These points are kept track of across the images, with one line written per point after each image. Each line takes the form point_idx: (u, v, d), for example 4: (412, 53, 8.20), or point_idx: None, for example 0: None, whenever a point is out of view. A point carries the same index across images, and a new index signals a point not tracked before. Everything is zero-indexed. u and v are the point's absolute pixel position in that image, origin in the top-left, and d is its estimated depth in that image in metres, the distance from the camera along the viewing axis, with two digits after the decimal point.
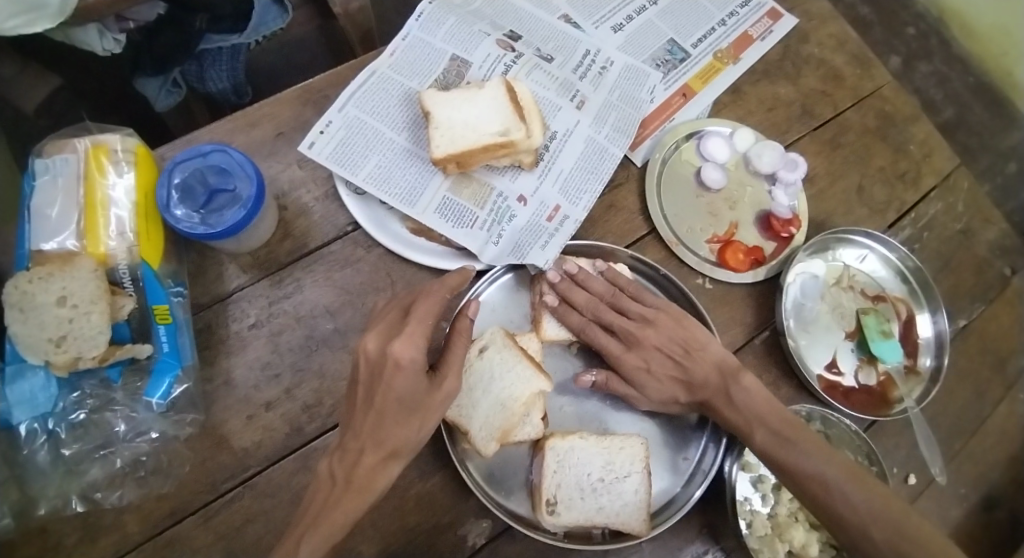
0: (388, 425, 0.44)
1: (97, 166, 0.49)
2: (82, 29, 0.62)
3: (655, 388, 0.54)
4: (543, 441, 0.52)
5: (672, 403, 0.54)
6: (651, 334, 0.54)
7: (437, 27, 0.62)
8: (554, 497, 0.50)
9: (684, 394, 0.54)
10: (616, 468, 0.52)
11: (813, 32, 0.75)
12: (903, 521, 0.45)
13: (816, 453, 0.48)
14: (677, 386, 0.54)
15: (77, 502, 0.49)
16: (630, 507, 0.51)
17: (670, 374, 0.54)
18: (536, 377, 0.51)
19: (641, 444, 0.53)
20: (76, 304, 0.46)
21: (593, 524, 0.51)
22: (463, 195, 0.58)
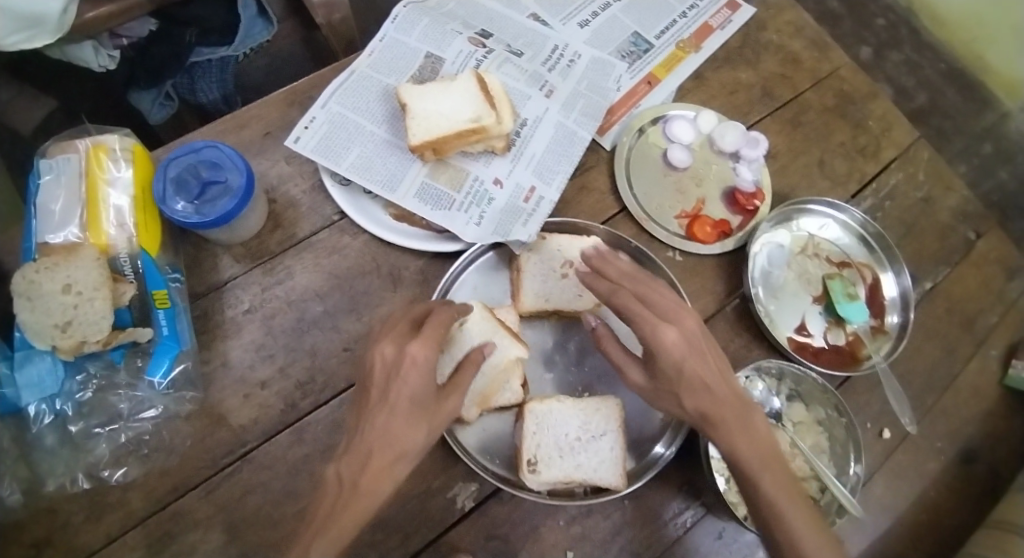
0: (398, 425, 0.44)
1: (97, 163, 0.53)
2: (78, 46, 0.69)
3: (661, 375, 0.48)
4: (523, 405, 0.56)
5: (665, 399, 0.50)
6: (689, 325, 0.48)
7: (411, 29, 0.67)
8: (535, 456, 0.54)
9: (683, 403, 0.48)
10: (591, 428, 0.56)
11: (771, 20, 0.80)
12: None
13: (807, 523, 0.45)
14: (685, 393, 0.47)
15: (83, 479, 0.52)
16: (606, 464, 0.55)
17: (691, 371, 0.47)
18: (513, 346, 0.55)
19: (614, 405, 0.56)
20: (81, 291, 0.49)
21: (572, 481, 0.54)
22: (440, 180, 0.62)
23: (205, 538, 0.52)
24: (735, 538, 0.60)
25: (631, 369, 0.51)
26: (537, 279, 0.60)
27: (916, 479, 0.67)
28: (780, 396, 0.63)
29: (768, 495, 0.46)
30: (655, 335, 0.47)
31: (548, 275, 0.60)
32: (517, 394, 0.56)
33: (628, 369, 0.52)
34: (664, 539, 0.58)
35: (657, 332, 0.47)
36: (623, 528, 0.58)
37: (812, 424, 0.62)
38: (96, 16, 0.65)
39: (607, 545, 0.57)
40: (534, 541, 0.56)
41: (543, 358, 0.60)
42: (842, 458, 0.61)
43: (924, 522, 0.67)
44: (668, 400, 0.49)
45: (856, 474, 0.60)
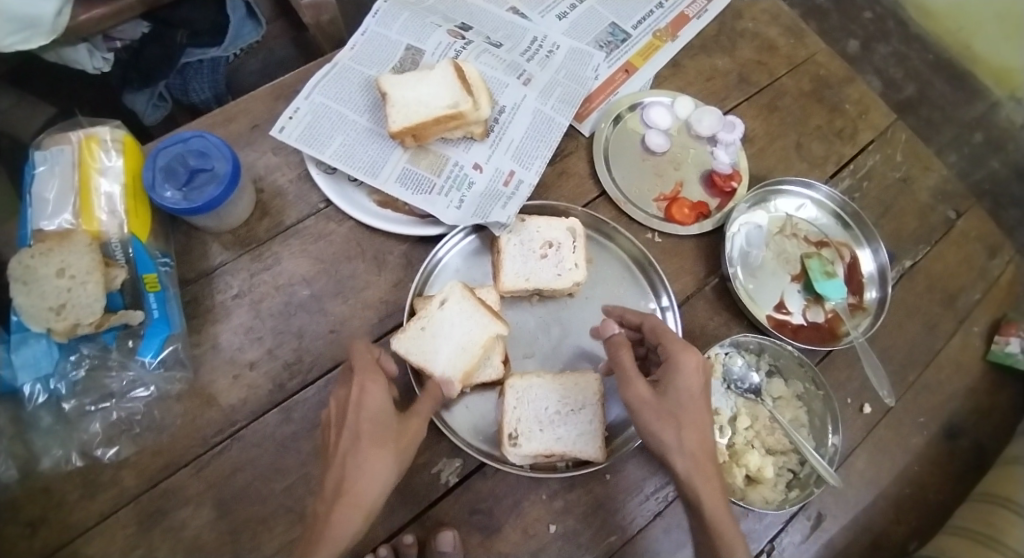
0: (364, 446, 0.48)
1: (89, 152, 0.55)
2: (73, 49, 0.73)
3: (674, 397, 0.50)
4: (505, 381, 0.57)
5: (662, 425, 0.49)
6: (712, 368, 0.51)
7: (393, 22, 0.69)
8: (517, 431, 0.56)
9: (683, 433, 0.49)
10: (569, 404, 0.57)
11: (747, 9, 0.82)
12: None
13: None
14: (687, 424, 0.49)
15: (77, 457, 0.54)
16: (585, 437, 0.56)
17: (698, 403, 0.50)
18: (493, 322, 0.56)
19: (593, 381, 0.58)
20: (74, 275, 0.51)
21: (553, 453, 0.55)
22: (421, 165, 0.64)
23: (195, 514, 0.53)
24: None
25: (638, 383, 0.51)
26: (517, 259, 0.61)
27: (901, 453, 0.67)
28: (759, 372, 0.64)
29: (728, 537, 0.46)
30: (682, 361, 0.50)
31: (527, 256, 0.61)
32: (499, 367, 0.58)
33: (633, 382, 0.51)
34: (646, 514, 0.59)
35: (686, 357, 0.50)
36: (605, 502, 0.59)
37: (792, 398, 0.63)
38: (89, 19, 0.68)
39: (589, 518, 0.58)
40: (516, 515, 0.57)
41: (524, 335, 0.61)
42: (821, 430, 0.63)
43: (908, 496, 0.66)
44: (666, 426, 0.49)
45: (835, 445, 0.61)
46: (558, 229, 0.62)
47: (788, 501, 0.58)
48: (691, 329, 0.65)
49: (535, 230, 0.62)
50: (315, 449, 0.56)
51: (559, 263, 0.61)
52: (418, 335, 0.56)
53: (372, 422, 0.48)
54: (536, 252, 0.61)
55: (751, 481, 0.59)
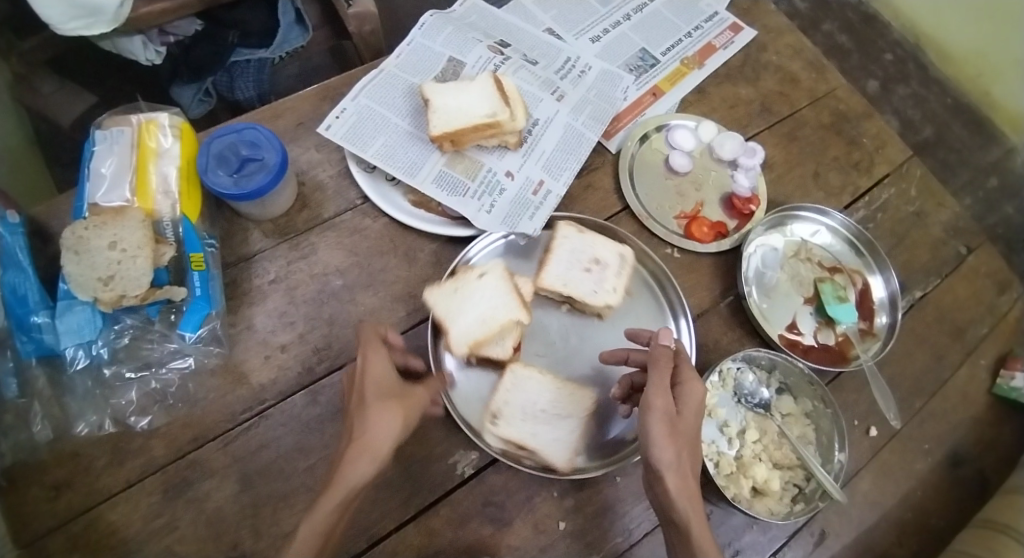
0: (369, 405, 0.50)
1: (147, 134, 0.59)
2: (128, 39, 0.77)
3: (679, 421, 0.50)
4: (509, 363, 0.60)
5: (668, 441, 0.48)
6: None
7: (437, 35, 0.73)
8: (501, 409, 0.58)
9: (681, 453, 0.48)
10: (560, 411, 0.59)
11: (771, 43, 0.85)
12: None
13: None
14: (684, 446, 0.49)
15: (109, 424, 0.56)
16: (560, 448, 0.58)
17: (694, 428, 0.51)
18: (518, 304, 0.60)
19: (590, 399, 0.60)
20: (125, 248, 0.54)
21: (524, 448, 0.58)
22: (456, 169, 0.67)
23: (219, 487, 0.55)
24: (722, 521, 0.61)
25: (661, 393, 0.50)
26: (565, 259, 0.64)
27: (905, 478, 0.68)
28: (769, 387, 0.66)
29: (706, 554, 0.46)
30: (691, 390, 0.51)
31: (574, 262, 0.64)
32: (511, 349, 0.60)
33: (656, 392, 0.50)
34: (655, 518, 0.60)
35: (695, 386, 0.52)
36: (614, 504, 0.60)
37: (800, 416, 0.65)
38: (150, 11, 0.72)
39: (598, 519, 0.59)
40: (528, 510, 0.58)
41: (551, 335, 0.64)
42: (827, 447, 0.64)
43: (910, 520, 0.67)
44: (669, 443, 0.48)
45: (841, 462, 0.63)
46: (613, 252, 0.65)
47: (793, 514, 0.60)
48: (705, 343, 0.67)
49: (591, 243, 0.65)
50: (337, 432, 0.58)
51: (601, 281, 0.64)
52: (446, 293, 0.61)
53: (377, 384, 0.51)
54: (585, 262, 0.64)
55: (758, 492, 0.61)
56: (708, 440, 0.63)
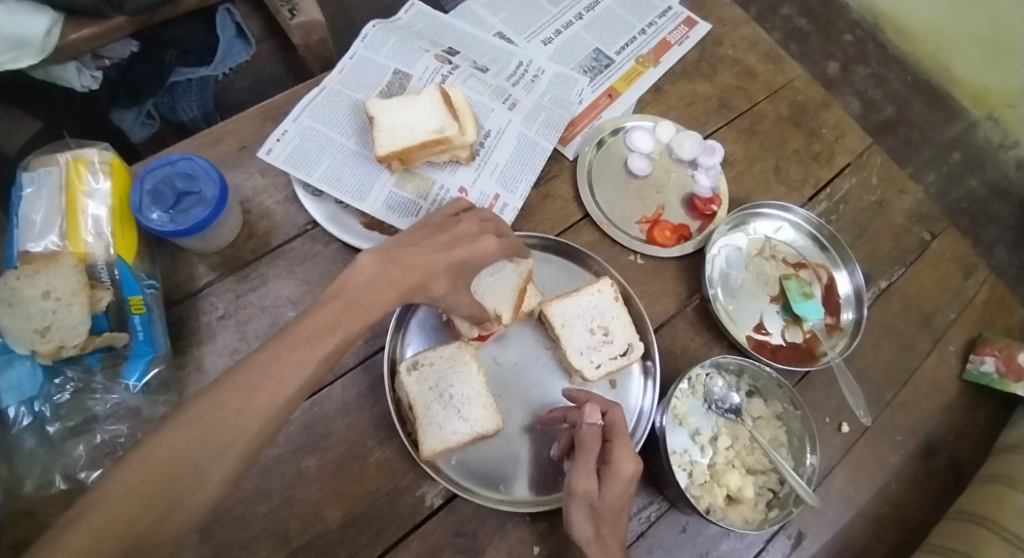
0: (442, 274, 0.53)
1: (76, 175, 0.55)
2: (61, 67, 0.72)
3: (600, 503, 0.50)
4: (466, 339, 0.61)
5: (586, 522, 0.50)
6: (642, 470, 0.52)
7: (380, 47, 0.71)
8: (424, 365, 0.59)
9: (602, 534, 0.50)
10: (466, 410, 0.58)
11: (727, 36, 0.84)
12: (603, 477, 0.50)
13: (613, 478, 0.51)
14: (609, 526, 0.50)
15: (59, 481, 0.52)
16: (435, 436, 0.57)
17: (624, 505, 0.51)
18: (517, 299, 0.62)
19: (495, 422, 0.58)
20: (59, 297, 0.51)
21: (411, 409, 0.58)
22: (407, 188, 0.66)
23: None
24: (698, 530, 0.61)
25: (586, 476, 0.50)
26: (583, 306, 0.63)
27: (879, 472, 0.68)
28: (739, 392, 0.65)
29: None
30: (619, 468, 0.50)
31: (587, 316, 0.63)
32: (475, 331, 0.61)
33: (582, 473, 0.50)
34: (629, 533, 0.59)
35: (630, 466, 0.50)
36: None
37: (771, 418, 0.65)
38: (79, 38, 0.68)
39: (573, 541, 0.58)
40: (501, 538, 0.57)
41: (518, 355, 0.63)
42: (799, 449, 0.63)
43: (886, 514, 0.67)
44: (588, 524, 0.50)
45: (813, 465, 0.62)
46: (627, 340, 0.63)
47: (768, 521, 0.59)
48: (673, 350, 0.67)
49: (613, 317, 0.63)
50: (299, 471, 0.56)
51: (596, 351, 0.62)
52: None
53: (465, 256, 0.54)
54: (597, 324, 0.63)
55: (732, 500, 0.60)
56: (679, 450, 0.62)
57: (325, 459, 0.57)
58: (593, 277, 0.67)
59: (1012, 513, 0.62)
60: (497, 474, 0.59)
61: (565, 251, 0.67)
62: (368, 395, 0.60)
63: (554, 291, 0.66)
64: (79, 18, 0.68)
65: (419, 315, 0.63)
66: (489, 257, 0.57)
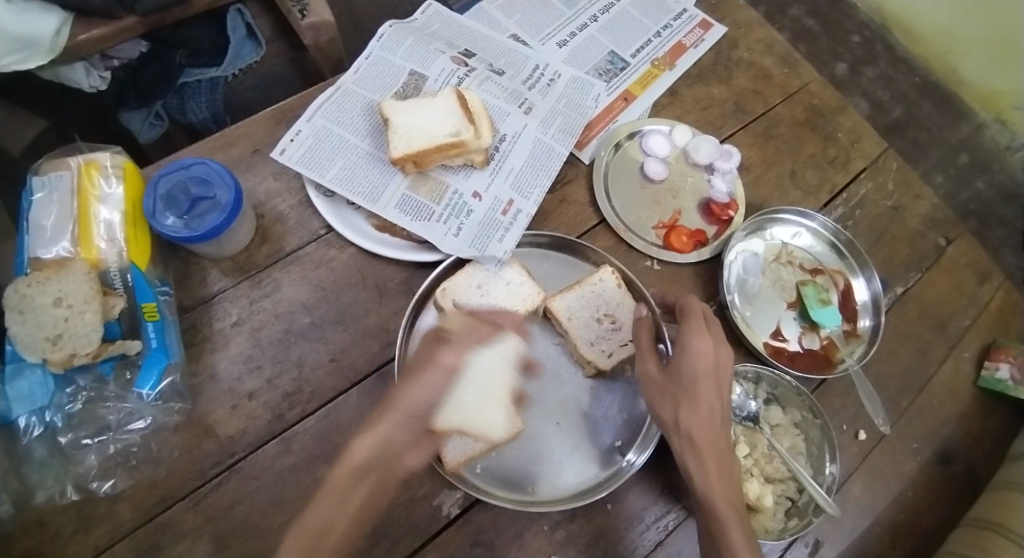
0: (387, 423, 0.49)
1: (89, 180, 0.55)
2: (70, 67, 0.71)
3: (676, 376, 0.53)
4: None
5: (662, 400, 0.53)
6: (724, 357, 0.53)
7: (396, 47, 0.70)
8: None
9: (681, 412, 0.52)
10: None
11: (741, 38, 0.83)
12: (686, 376, 0.52)
13: (698, 369, 0.52)
14: (688, 403, 0.52)
15: (72, 491, 0.52)
16: (456, 446, 0.56)
17: (703, 385, 0.52)
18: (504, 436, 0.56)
19: (515, 426, 0.57)
20: (71, 304, 0.50)
21: None
22: (420, 192, 0.65)
23: (192, 548, 0.52)
24: None
25: (648, 360, 0.55)
26: (588, 300, 0.63)
27: (896, 479, 0.67)
28: (757, 399, 0.65)
29: (729, 530, 0.48)
30: (694, 344, 0.53)
31: (591, 307, 0.62)
32: None
33: (645, 357, 0.55)
34: (646, 542, 0.59)
35: (699, 342, 0.52)
36: (606, 531, 0.58)
37: (789, 426, 0.64)
38: (88, 39, 0.67)
39: (591, 549, 0.58)
40: (518, 547, 0.57)
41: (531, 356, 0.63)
42: (818, 458, 0.63)
43: (903, 522, 0.66)
44: (665, 402, 0.53)
45: (832, 474, 0.62)
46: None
47: (787, 531, 0.59)
48: None
49: (618, 304, 0.63)
50: (313, 481, 0.55)
51: (605, 340, 0.61)
52: (466, 283, 0.62)
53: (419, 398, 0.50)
54: (601, 312, 0.62)
55: (751, 509, 0.59)
56: None
57: None
58: (591, 267, 0.66)
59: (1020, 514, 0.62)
60: (518, 478, 0.58)
61: (565, 246, 0.66)
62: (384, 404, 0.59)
63: (556, 285, 0.66)
64: (89, 19, 0.67)
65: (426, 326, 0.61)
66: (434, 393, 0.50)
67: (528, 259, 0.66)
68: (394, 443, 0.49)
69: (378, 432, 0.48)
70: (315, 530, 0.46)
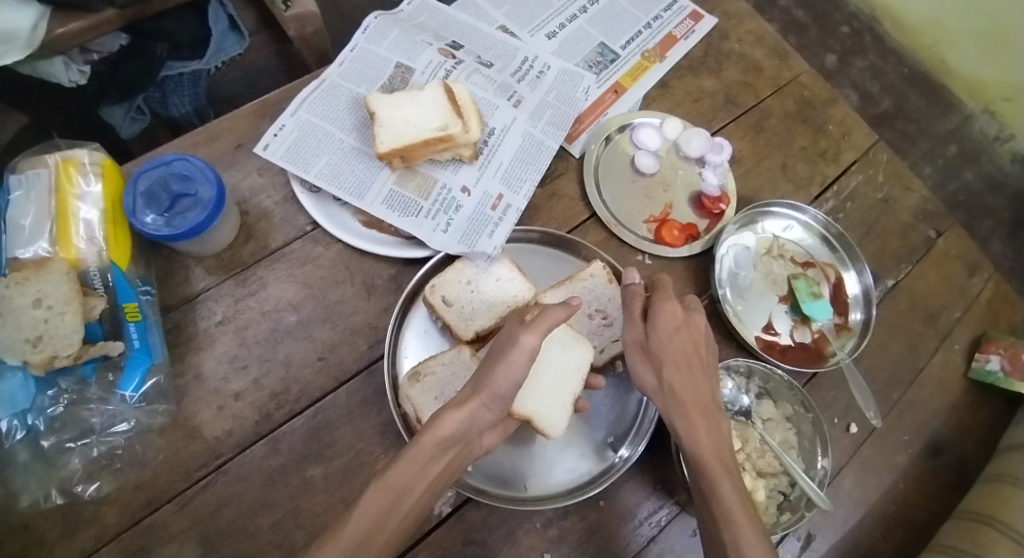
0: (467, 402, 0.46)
1: (67, 178, 0.53)
2: (49, 61, 0.69)
3: (654, 340, 0.53)
4: (464, 343, 0.58)
5: (643, 365, 0.53)
6: (695, 320, 0.54)
7: (382, 39, 0.69)
8: (426, 375, 0.57)
9: (662, 374, 0.52)
10: None
11: (732, 30, 0.82)
12: (662, 340, 0.53)
13: (671, 331, 0.53)
14: (668, 365, 0.52)
15: (56, 495, 0.51)
16: None
17: (679, 347, 0.53)
18: None
19: None
20: (51, 305, 0.49)
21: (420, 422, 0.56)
22: (408, 188, 0.64)
23: (180, 551, 0.51)
24: None
25: (631, 326, 0.55)
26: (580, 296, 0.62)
27: (887, 471, 0.68)
28: (749, 394, 0.65)
29: (718, 487, 0.48)
30: (665, 308, 0.54)
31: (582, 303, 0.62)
32: (472, 334, 0.59)
33: (629, 323, 0.55)
34: (639, 538, 0.59)
35: (667, 306, 0.53)
36: (599, 528, 0.58)
37: (781, 420, 0.64)
38: (67, 32, 0.65)
39: (584, 546, 0.57)
40: (511, 545, 0.56)
41: None
42: (810, 452, 0.63)
43: (894, 513, 0.67)
44: (645, 367, 0.53)
45: (824, 468, 0.61)
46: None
47: (779, 525, 0.58)
48: None
49: (610, 301, 0.62)
50: (303, 481, 0.54)
51: (596, 335, 0.62)
52: (457, 280, 0.61)
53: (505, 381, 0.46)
54: (592, 309, 0.62)
55: None
56: None
57: (330, 468, 0.55)
58: (581, 261, 0.66)
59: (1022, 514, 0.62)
60: (510, 476, 0.57)
61: (555, 241, 0.66)
62: (373, 402, 0.58)
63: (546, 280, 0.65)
64: (66, 11, 0.65)
65: (415, 325, 0.61)
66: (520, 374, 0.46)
67: (517, 255, 0.66)
68: (476, 420, 0.46)
69: (466, 407, 0.45)
70: (394, 491, 0.43)
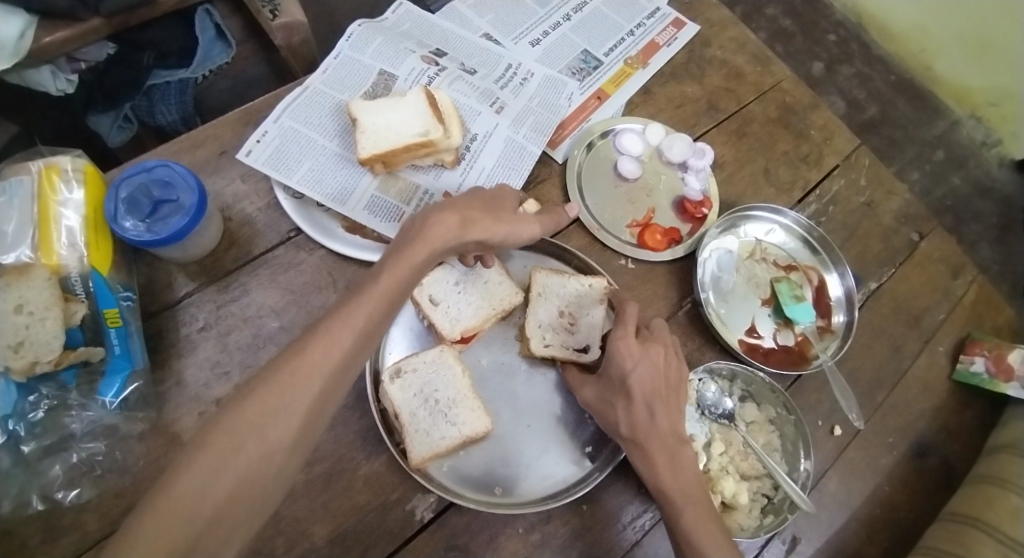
0: (487, 230, 0.53)
1: (49, 184, 0.53)
2: (36, 70, 0.70)
3: (614, 380, 0.56)
4: (447, 342, 0.59)
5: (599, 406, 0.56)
6: (653, 353, 0.56)
7: (366, 46, 0.69)
8: (407, 372, 0.58)
9: (629, 412, 0.54)
10: (453, 413, 0.56)
11: (714, 37, 0.83)
12: (623, 378, 0.55)
13: (629, 367, 0.55)
14: (633, 403, 0.54)
15: (37, 501, 0.50)
16: (422, 442, 0.55)
17: (643, 383, 0.54)
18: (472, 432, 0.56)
19: (483, 424, 0.56)
20: (32, 311, 0.49)
21: (398, 415, 0.56)
22: (390, 193, 0.64)
23: None
24: None
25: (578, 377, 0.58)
26: (551, 295, 0.63)
27: (872, 474, 0.68)
28: (732, 397, 0.65)
29: (682, 515, 0.51)
30: (618, 349, 0.56)
31: (562, 302, 0.63)
32: (457, 333, 0.60)
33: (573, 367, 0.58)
34: (623, 544, 0.59)
35: (623, 344, 0.56)
36: (583, 533, 0.58)
37: (764, 423, 0.64)
38: (54, 41, 0.65)
39: (566, 552, 0.57)
40: (493, 550, 0.56)
41: (505, 354, 0.62)
42: (793, 454, 0.63)
43: (879, 517, 0.67)
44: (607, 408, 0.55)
45: (807, 470, 0.62)
46: (589, 340, 0.62)
47: (762, 528, 0.58)
48: None
49: (586, 312, 0.62)
50: None
51: (551, 331, 0.61)
52: (445, 280, 0.63)
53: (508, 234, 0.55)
54: (567, 312, 0.62)
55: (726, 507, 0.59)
56: None
57: (311, 474, 0.55)
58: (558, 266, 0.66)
59: (1009, 517, 0.61)
60: (487, 478, 0.57)
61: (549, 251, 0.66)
62: (355, 407, 0.58)
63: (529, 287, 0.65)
64: (54, 20, 0.66)
65: (404, 321, 0.62)
66: (519, 234, 0.57)
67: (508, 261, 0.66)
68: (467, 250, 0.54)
69: (488, 232, 0.53)
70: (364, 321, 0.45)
